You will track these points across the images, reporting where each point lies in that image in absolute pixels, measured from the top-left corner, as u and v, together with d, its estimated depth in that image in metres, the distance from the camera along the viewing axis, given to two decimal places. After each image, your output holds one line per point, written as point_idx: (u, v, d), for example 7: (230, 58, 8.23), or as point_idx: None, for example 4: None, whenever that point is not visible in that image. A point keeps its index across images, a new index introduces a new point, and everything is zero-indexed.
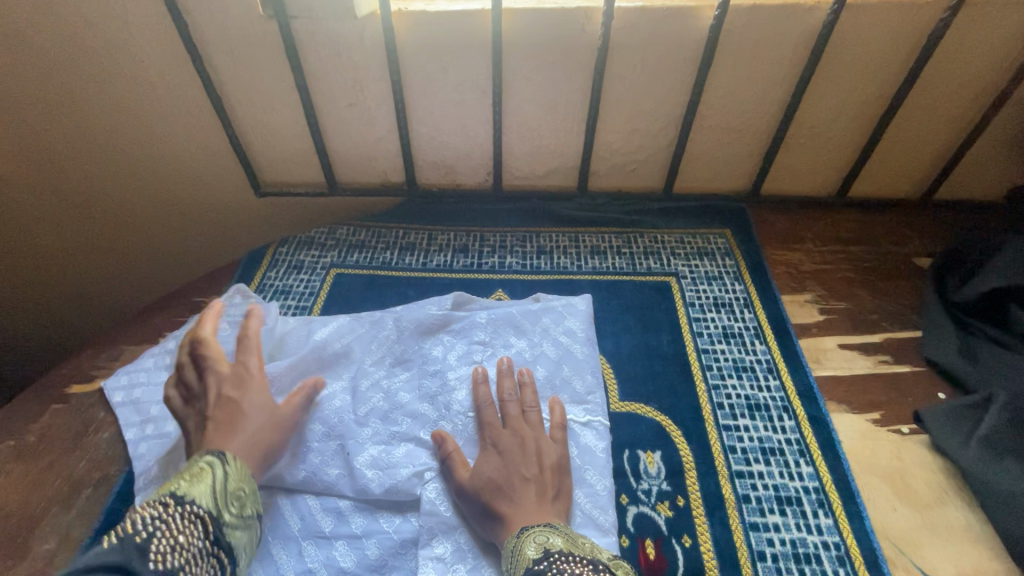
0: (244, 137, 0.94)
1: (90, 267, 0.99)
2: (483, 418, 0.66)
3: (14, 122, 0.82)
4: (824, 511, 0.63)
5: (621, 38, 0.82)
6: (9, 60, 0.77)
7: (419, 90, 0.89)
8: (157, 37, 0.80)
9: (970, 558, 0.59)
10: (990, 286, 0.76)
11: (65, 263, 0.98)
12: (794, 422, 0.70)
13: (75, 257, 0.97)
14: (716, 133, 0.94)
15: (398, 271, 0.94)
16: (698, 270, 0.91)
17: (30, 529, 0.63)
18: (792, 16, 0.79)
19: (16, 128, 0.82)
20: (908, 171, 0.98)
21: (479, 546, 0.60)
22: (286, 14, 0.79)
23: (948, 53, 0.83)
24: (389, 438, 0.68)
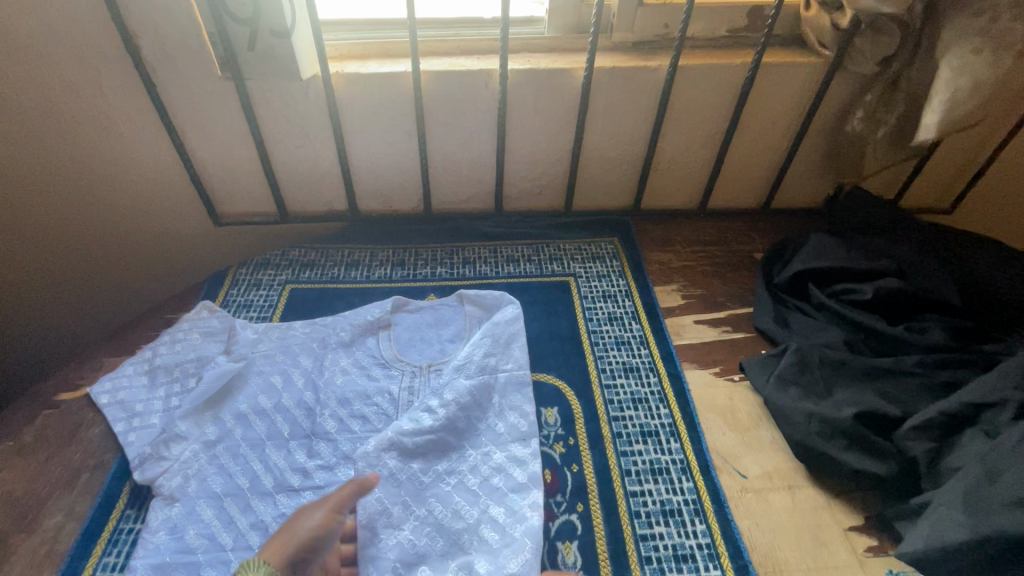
0: (203, 175, 1.09)
1: (60, 294, 1.11)
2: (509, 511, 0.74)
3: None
4: (673, 437, 0.85)
5: (516, 92, 1.05)
6: None
7: (356, 134, 1.09)
8: (129, 96, 0.96)
9: (772, 460, 0.83)
10: (794, 270, 1.03)
11: (38, 293, 1.09)
12: (657, 378, 0.94)
13: (47, 287, 1.09)
14: (599, 162, 1.18)
15: (345, 283, 1.11)
16: (591, 269, 1.15)
17: (38, 510, 0.76)
18: (642, 74, 1.05)
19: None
20: (748, 187, 1.26)
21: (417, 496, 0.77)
22: (242, 77, 0.97)
23: (758, 100, 1.11)
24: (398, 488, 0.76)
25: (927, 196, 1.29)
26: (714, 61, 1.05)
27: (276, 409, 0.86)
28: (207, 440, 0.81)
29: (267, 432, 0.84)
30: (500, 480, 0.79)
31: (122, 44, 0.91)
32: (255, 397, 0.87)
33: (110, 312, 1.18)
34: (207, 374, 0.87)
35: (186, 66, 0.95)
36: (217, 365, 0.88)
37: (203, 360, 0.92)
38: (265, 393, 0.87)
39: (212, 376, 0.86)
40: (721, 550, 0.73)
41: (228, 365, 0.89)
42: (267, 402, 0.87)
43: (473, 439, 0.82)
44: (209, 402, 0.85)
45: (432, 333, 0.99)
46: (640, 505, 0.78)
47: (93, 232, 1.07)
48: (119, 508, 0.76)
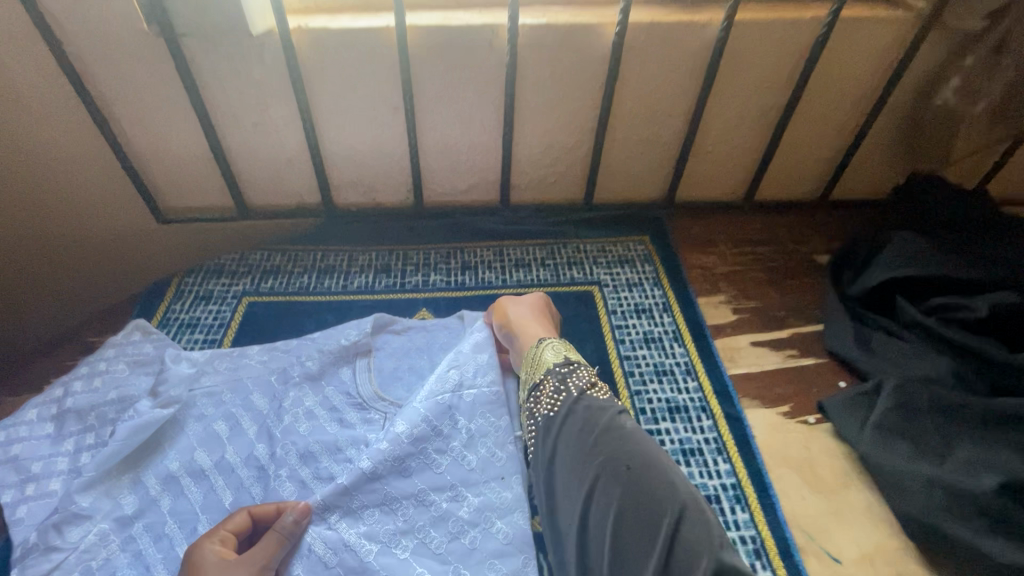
0: (136, 160, 0.88)
1: None
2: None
3: None
4: (740, 506, 0.65)
5: (529, 54, 0.83)
6: None
7: (328, 109, 0.87)
8: (26, 59, 0.74)
9: (871, 537, 0.63)
10: (878, 280, 0.82)
11: None
12: (711, 422, 0.73)
13: None
14: (629, 144, 0.97)
15: (317, 295, 0.90)
16: (619, 277, 0.94)
17: None
18: (688, 32, 0.83)
19: None
20: (805, 176, 1.05)
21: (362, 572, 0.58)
22: (175, 32, 0.75)
23: (829, 68, 0.89)
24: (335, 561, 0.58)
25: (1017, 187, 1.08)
26: (779, 15, 0.83)
27: (214, 471, 0.65)
28: (120, 518, 0.60)
29: (200, 504, 0.63)
30: (475, 541, 0.62)
31: None
32: (186, 453, 0.66)
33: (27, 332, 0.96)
34: (121, 424, 0.65)
35: (99, 19, 0.73)
36: (137, 412, 0.67)
37: (125, 403, 0.71)
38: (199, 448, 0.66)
39: (125, 428, 0.65)
40: None
41: (152, 410, 0.67)
42: (202, 462, 0.65)
43: (432, 480, 0.65)
44: (125, 462, 0.64)
45: (423, 360, 0.79)
46: None
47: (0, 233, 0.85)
48: None
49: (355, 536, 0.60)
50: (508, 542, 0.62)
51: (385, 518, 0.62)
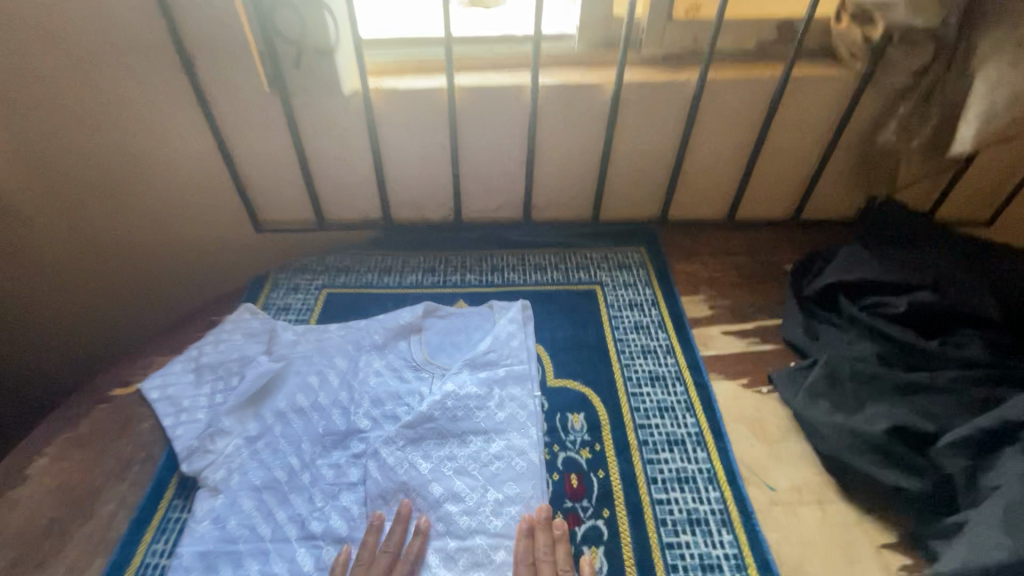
0: (247, 185, 1.16)
1: (124, 293, 1.22)
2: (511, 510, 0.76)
3: (74, 182, 1.06)
4: (701, 447, 0.85)
5: (547, 105, 1.08)
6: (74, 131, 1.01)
7: (392, 147, 1.13)
8: (185, 111, 1.03)
9: (802, 473, 0.82)
10: (824, 283, 1.03)
11: (109, 294, 1.21)
12: (683, 387, 0.94)
13: (114, 288, 1.21)
14: (627, 173, 1.20)
15: (378, 288, 1.15)
16: (618, 279, 1.16)
17: (91, 498, 0.80)
18: (671, 87, 1.07)
19: (73, 187, 1.06)
20: (777, 199, 1.26)
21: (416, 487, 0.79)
22: (288, 92, 1.03)
23: (788, 113, 1.12)
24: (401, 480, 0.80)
25: (965, 210, 1.27)
26: (742, 75, 1.07)
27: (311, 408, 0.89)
28: (247, 436, 0.84)
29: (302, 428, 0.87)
30: (499, 469, 0.80)
31: (180, 62, 0.98)
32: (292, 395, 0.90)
33: (162, 310, 1.27)
34: (249, 374, 0.91)
35: (238, 85, 1.02)
36: (259, 365, 0.93)
37: (245, 363, 0.96)
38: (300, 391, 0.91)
39: (253, 376, 0.91)
40: (749, 561, 0.73)
41: (270, 364, 0.93)
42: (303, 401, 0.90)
43: (472, 427, 0.85)
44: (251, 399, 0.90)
45: (462, 336, 1.02)
46: (666, 513, 0.78)
47: (151, 237, 1.16)
48: (167, 497, 0.80)
49: (412, 460, 0.81)
50: (526, 470, 0.80)
51: (434, 447, 0.83)
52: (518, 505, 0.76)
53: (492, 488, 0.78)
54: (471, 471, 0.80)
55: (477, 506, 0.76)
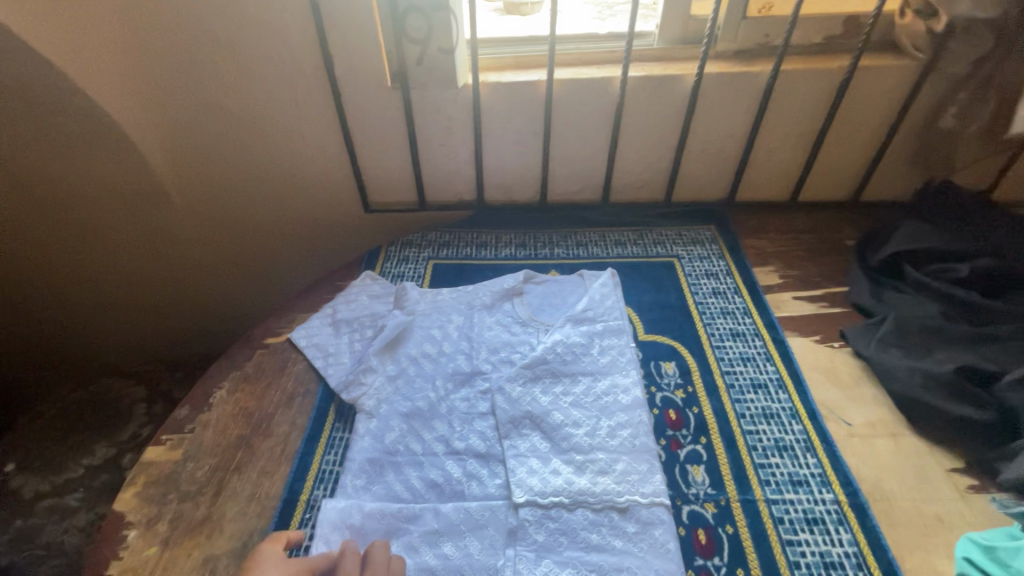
0: (363, 170, 1.33)
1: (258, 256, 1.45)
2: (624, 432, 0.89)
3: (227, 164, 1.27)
4: (782, 389, 0.97)
5: (632, 95, 1.22)
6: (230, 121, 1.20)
7: (492, 134, 1.28)
8: (322, 104, 1.21)
9: (874, 412, 0.94)
10: (888, 252, 1.13)
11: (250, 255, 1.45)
12: (762, 341, 1.06)
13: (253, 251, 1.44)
14: (700, 157, 1.33)
15: (478, 260, 1.30)
16: (693, 252, 1.29)
17: (267, 421, 0.97)
18: (745, 79, 1.20)
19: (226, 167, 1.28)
20: (838, 181, 1.37)
21: (538, 414, 0.92)
22: (408, 86, 1.19)
23: (852, 100, 1.23)
24: (526, 408, 0.93)
25: (1021, 191, 1.35)
26: (811, 67, 1.18)
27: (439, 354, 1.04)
28: (391, 374, 1.00)
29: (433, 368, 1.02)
30: (609, 401, 0.94)
31: (322, 62, 1.15)
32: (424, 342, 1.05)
33: (289, 272, 1.50)
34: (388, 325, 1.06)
35: (367, 81, 1.19)
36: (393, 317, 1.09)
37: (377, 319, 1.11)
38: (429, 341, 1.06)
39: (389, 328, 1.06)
40: (833, 478, 0.84)
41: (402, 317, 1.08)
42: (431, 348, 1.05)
43: (580, 368, 0.99)
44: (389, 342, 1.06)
45: (560, 298, 1.15)
46: (755, 440, 0.90)
47: (282, 212, 1.37)
48: (330, 421, 0.97)
49: (534, 393, 0.95)
50: (632, 402, 0.94)
51: (551, 384, 0.97)
52: (629, 429, 0.90)
53: (604, 415, 0.92)
54: (585, 402, 0.94)
55: (593, 429, 0.90)
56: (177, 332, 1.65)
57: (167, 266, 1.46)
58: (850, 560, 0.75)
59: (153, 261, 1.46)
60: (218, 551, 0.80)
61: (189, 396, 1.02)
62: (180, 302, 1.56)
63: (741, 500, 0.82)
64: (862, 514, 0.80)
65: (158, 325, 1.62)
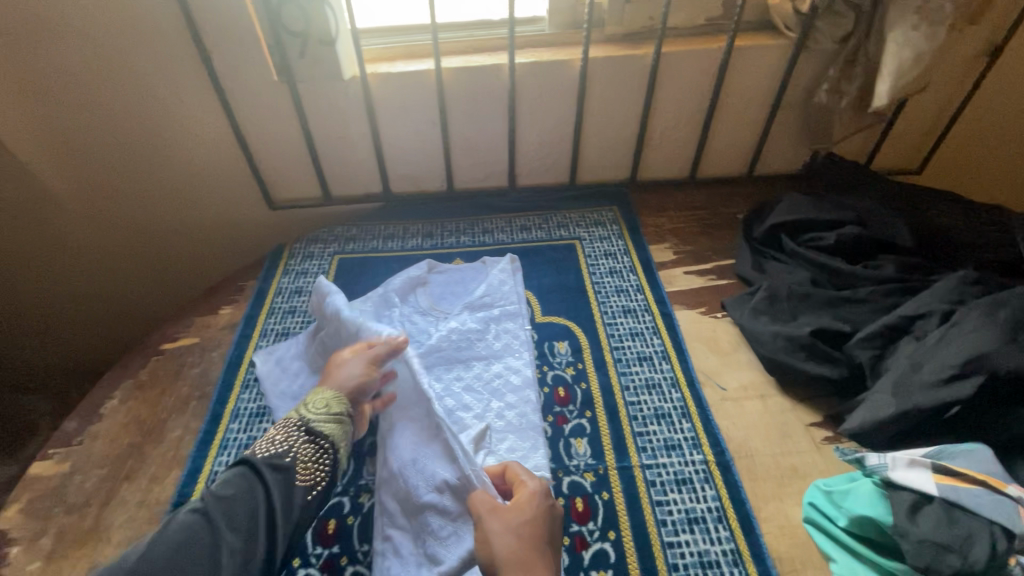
0: (261, 167, 1.30)
1: (158, 263, 1.37)
2: (511, 415, 0.93)
3: (112, 167, 1.20)
4: (665, 360, 1.03)
5: (524, 81, 1.23)
6: (109, 123, 1.14)
7: (389, 126, 1.27)
8: (204, 101, 1.17)
9: (748, 376, 1.00)
10: (770, 225, 1.19)
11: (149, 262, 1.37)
12: (651, 316, 1.11)
13: (152, 258, 1.36)
14: (599, 139, 1.36)
15: (384, 253, 1.30)
16: (594, 233, 1.32)
17: (159, 427, 0.95)
18: (632, 61, 1.23)
19: (110, 171, 1.20)
20: (731, 158, 1.43)
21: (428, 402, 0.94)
22: (295, 80, 1.16)
23: (735, 78, 1.28)
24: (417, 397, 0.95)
25: (894, 161, 1.45)
26: (693, 48, 1.22)
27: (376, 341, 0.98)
28: (285, 373, 1.00)
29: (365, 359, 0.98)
30: (499, 384, 0.97)
31: (199, 56, 1.11)
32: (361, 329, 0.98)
33: (195, 278, 1.43)
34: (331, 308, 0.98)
35: (251, 75, 1.16)
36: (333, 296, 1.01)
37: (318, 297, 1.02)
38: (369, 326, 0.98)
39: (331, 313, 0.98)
40: (703, 440, 0.90)
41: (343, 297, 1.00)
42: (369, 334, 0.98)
43: (474, 354, 1.02)
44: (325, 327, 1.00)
45: (461, 286, 1.17)
46: (637, 410, 0.95)
47: (181, 214, 1.31)
48: (224, 424, 0.94)
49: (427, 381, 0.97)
50: (522, 383, 0.97)
51: (444, 371, 0.99)
52: (517, 410, 0.93)
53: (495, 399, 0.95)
54: (477, 386, 0.97)
55: (481, 413, 0.93)
56: (77, 355, 1.51)
57: (51, 279, 1.33)
58: (712, 514, 0.82)
59: (42, 280, 1.33)
60: (102, 561, 0.79)
61: (77, 407, 0.98)
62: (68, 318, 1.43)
63: (618, 468, 0.87)
64: (726, 471, 0.86)
65: (52, 351, 1.48)
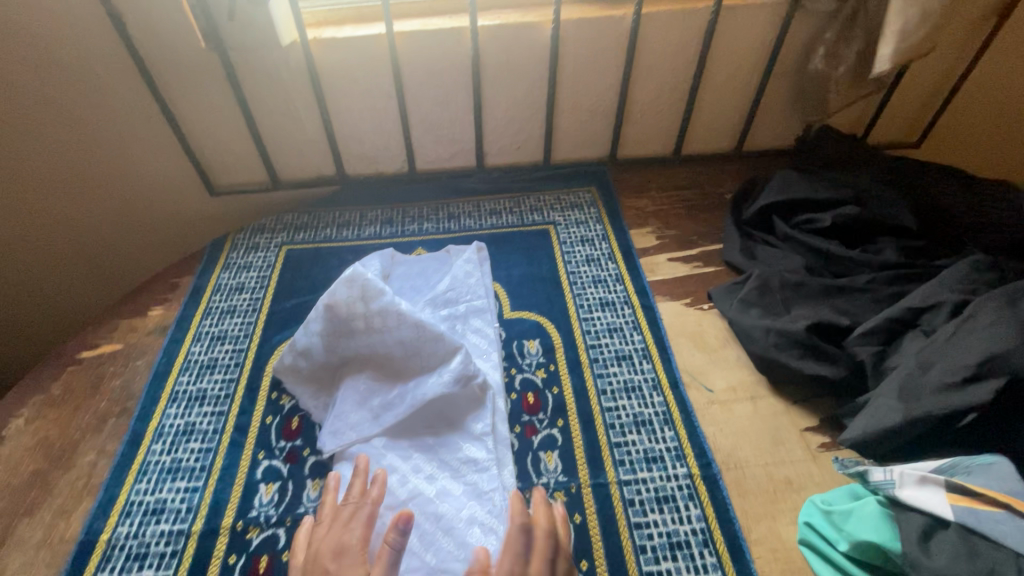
0: (196, 148, 1.16)
1: (84, 260, 1.22)
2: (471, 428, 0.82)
3: (17, 152, 1.04)
4: (646, 359, 0.93)
5: (489, 47, 1.10)
6: (7, 101, 0.99)
7: (338, 100, 1.14)
8: (120, 73, 1.02)
9: (736, 376, 0.90)
10: (760, 206, 1.09)
11: (73, 259, 1.21)
12: (631, 309, 1.01)
13: (75, 254, 1.20)
14: (574, 113, 1.23)
15: (337, 242, 1.17)
16: (570, 217, 1.21)
17: (71, 451, 0.83)
18: (610, 23, 1.09)
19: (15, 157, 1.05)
20: (719, 132, 1.31)
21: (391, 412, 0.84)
22: (225, 47, 1.01)
23: (723, 43, 1.15)
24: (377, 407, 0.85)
25: (891, 133, 1.34)
26: (676, 9, 1.09)
27: (402, 352, 0.86)
28: None
29: (379, 367, 0.87)
30: None
31: (109, 19, 0.96)
32: (394, 344, 0.85)
33: (129, 275, 1.29)
34: (409, 315, 0.84)
35: (174, 41, 1.01)
36: (381, 297, 0.85)
37: (358, 286, 0.85)
38: (404, 340, 0.85)
39: (412, 320, 0.84)
40: (688, 451, 0.81)
41: (403, 304, 0.85)
42: (399, 349, 0.86)
43: None
44: (356, 327, 0.86)
45: (422, 279, 1.05)
46: (614, 417, 0.85)
47: (106, 203, 1.16)
48: (145, 444, 0.84)
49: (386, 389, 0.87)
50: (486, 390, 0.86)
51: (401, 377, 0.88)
52: (479, 423, 0.82)
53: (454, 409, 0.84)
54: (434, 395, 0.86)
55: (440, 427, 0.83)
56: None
57: None
58: (697, 537, 0.73)
59: None
60: None
61: None
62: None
63: (592, 485, 0.78)
64: (712, 486, 0.77)
65: None
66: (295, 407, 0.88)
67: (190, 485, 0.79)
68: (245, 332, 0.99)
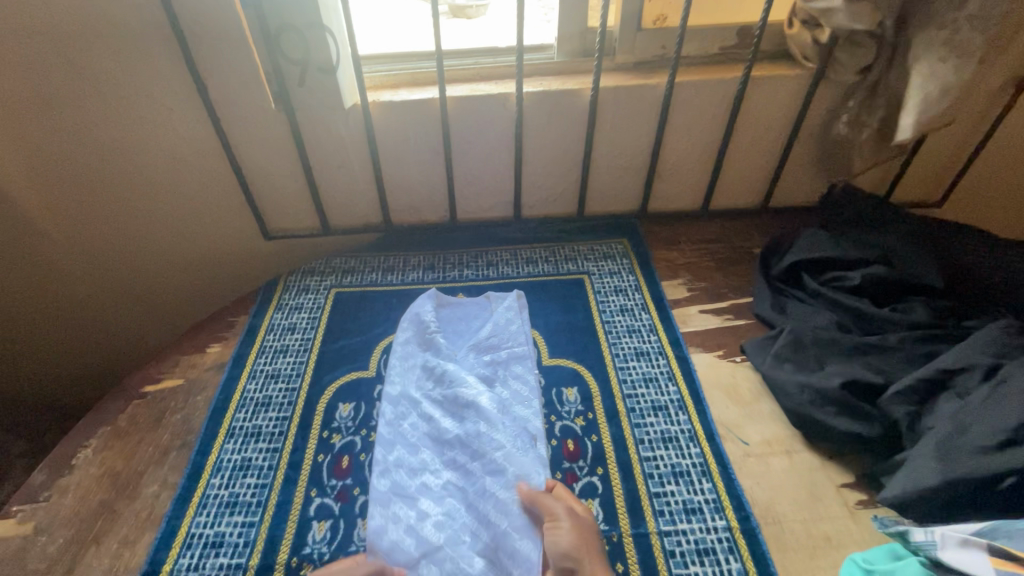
0: (257, 197, 1.25)
1: (159, 295, 1.33)
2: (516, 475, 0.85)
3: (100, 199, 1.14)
4: (681, 410, 0.96)
5: (531, 110, 1.18)
6: (96, 154, 1.09)
7: (390, 155, 1.22)
8: (198, 131, 1.12)
9: (771, 429, 0.93)
10: (791, 262, 1.13)
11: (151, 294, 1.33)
12: (665, 360, 1.05)
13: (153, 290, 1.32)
14: (608, 170, 1.31)
15: (383, 286, 1.24)
16: (603, 267, 1.26)
17: (136, 481, 0.88)
18: (645, 90, 1.18)
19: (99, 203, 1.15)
20: (746, 189, 1.38)
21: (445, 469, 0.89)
22: (293, 108, 1.11)
23: (750, 109, 1.23)
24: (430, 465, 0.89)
25: (914, 193, 1.39)
26: (707, 79, 1.18)
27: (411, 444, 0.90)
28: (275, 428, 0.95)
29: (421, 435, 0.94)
30: None
31: (194, 84, 1.06)
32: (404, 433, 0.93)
33: (192, 309, 1.39)
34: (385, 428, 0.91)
35: (248, 103, 1.10)
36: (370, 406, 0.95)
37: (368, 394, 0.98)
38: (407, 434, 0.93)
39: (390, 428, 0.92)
40: (726, 504, 0.83)
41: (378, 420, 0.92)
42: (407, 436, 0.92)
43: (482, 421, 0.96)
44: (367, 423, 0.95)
45: (464, 325, 1.10)
46: (652, 467, 0.88)
47: (173, 245, 1.25)
48: (205, 478, 0.88)
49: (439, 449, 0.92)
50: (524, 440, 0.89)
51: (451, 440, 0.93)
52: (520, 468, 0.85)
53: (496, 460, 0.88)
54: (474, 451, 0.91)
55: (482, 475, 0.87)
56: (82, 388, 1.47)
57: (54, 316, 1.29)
58: None
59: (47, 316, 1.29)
60: None
61: (48, 458, 0.91)
62: (69, 351, 1.37)
63: (633, 535, 0.80)
64: (751, 539, 0.79)
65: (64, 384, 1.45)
66: (344, 446, 0.92)
67: (246, 519, 0.83)
68: (296, 372, 1.05)
